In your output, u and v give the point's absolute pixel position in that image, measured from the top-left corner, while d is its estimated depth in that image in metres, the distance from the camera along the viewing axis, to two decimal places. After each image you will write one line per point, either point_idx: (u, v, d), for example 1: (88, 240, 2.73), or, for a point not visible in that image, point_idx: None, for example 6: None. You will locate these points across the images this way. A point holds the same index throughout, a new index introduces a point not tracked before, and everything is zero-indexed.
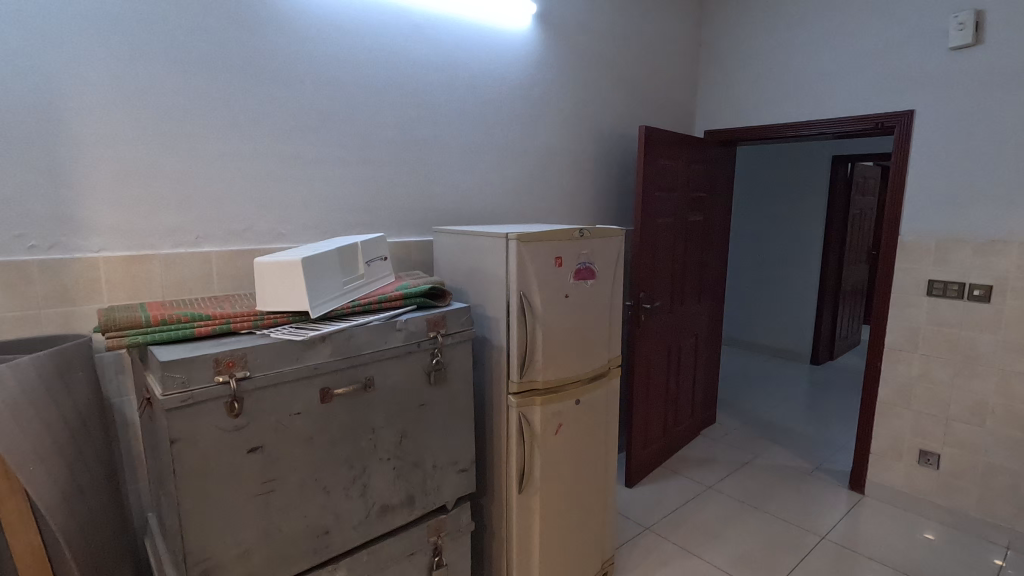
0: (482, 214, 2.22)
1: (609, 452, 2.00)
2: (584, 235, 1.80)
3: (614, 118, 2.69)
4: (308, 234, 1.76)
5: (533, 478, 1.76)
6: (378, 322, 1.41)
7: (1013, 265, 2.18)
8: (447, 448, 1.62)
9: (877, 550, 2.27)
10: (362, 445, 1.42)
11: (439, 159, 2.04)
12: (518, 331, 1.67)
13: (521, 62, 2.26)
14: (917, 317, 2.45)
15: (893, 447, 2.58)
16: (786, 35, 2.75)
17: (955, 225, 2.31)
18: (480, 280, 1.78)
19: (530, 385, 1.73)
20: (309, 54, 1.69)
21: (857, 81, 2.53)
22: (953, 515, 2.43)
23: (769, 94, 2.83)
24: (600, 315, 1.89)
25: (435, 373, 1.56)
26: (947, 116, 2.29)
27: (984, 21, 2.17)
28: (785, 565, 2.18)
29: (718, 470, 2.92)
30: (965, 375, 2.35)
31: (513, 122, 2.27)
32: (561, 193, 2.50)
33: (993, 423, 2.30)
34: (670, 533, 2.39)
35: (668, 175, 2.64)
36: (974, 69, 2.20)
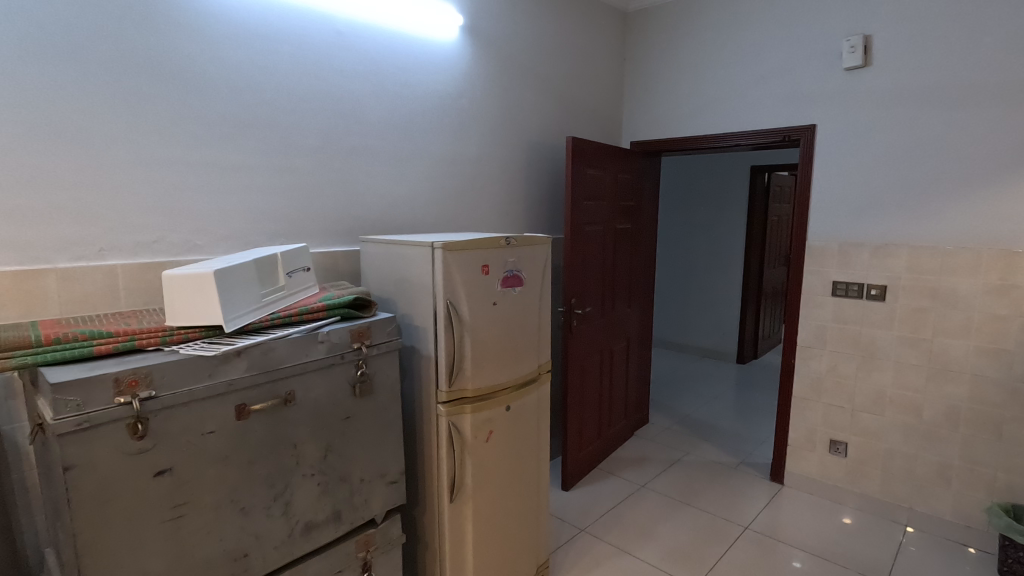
0: (411, 223, 2.21)
1: (541, 456, 2.03)
2: (511, 243, 1.83)
3: (542, 128, 2.75)
4: (226, 246, 1.69)
5: (464, 485, 1.76)
6: (298, 335, 1.38)
7: (903, 266, 2.40)
8: (376, 460, 1.60)
9: (796, 537, 2.40)
10: (282, 461, 1.37)
11: (365, 168, 2.03)
12: (445, 339, 1.67)
13: (447, 70, 2.27)
14: (824, 316, 2.64)
15: (808, 439, 2.76)
16: (702, 51, 2.90)
17: (854, 230, 2.51)
18: (407, 289, 1.77)
19: (459, 393, 1.73)
20: (222, 57, 1.63)
21: (766, 96, 2.70)
22: (861, 499, 2.62)
23: (688, 107, 2.98)
24: (529, 322, 1.92)
25: (361, 385, 1.54)
26: (843, 131, 2.49)
27: (871, 45, 2.38)
28: (711, 556, 2.28)
29: (651, 468, 3.02)
30: (866, 368, 2.55)
31: (440, 131, 2.28)
32: (491, 202, 2.54)
33: (891, 411, 2.50)
34: (604, 532, 2.44)
35: (597, 184, 2.72)
36: (865, 88, 2.41)
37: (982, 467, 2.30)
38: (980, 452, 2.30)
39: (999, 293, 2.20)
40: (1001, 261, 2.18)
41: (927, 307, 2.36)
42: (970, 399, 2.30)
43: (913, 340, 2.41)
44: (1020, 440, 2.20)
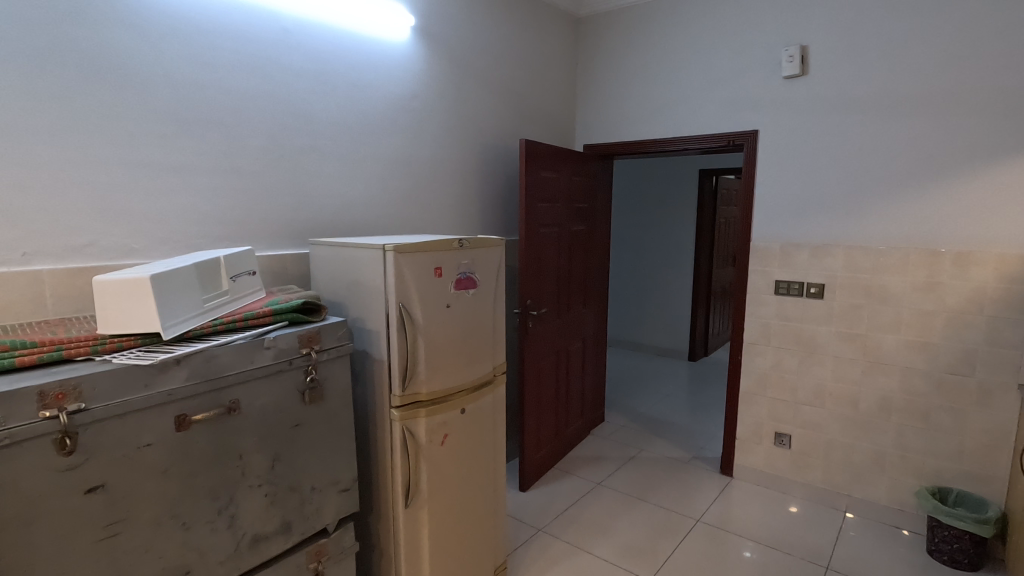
0: (362, 225, 2.17)
1: (497, 458, 2.04)
2: (464, 246, 1.82)
3: (496, 130, 2.76)
4: (165, 249, 1.62)
5: (419, 490, 1.74)
6: (243, 341, 1.33)
7: (839, 265, 2.53)
8: (327, 468, 1.56)
9: (745, 528, 2.49)
10: (228, 473, 1.32)
11: (315, 169, 1.98)
12: (398, 342, 1.65)
13: (399, 71, 2.25)
14: (768, 313, 2.75)
15: (755, 432, 2.86)
16: (651, 57, 2.97)
17: (794, 231, 2.63)
18: (359, 292, 1.74)
19: (413, 397, 1.72)
20: (160, 52, 1.56)
21: (712, 102, 2.80)
22: (804, 488, 2.74)
23: (638, 111, 3.05)
24: (483, 324, 1.92)
25: (310, 392, 1.50)
26: (784, 136, 2.61)
27: (808, 55, 2.51)
28: (665, 550, 2.33)
29: (607, 466, 3.07)
30: (808, 363, 2.67)
31: (393, 132, 2.25)
32: (445, 204, 2.53)
33: (831, 404, 2.63)
34: (561, 531, 2.46)
35: (551, 186, 2.75)
36: (803, 96, 2.53)
37: (912, 454, 2.45)
38: (910, 440, 2.45)
39: (925, 289, 2.35)
40: (926, 259, 2.33)
41: (861, 304, 2.50)
42: (901, 389, 2.44)
43: (850, 336, 2.54)
44: (945, 427, 2.36)
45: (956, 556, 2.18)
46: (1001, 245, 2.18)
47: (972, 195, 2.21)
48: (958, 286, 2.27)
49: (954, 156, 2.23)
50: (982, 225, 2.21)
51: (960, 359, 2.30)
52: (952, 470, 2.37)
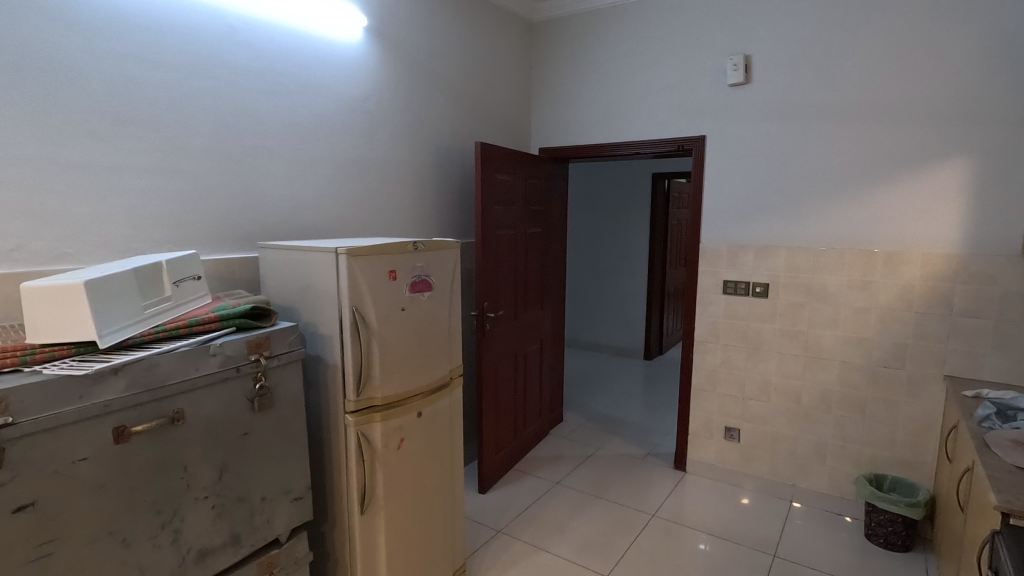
0: (315, 229, 2.13)
1: (454, 461, 2.04)
2: (418, 249, 1.82)
3: (451, 133, 2.76)
4: (102, 253, 1.55)
5: (375, 496, 1.72)
6: (186, 348, 1.29)
7: (781, 266, 2.65)
8: (278, 477, 1.53)
9: (697, 520, 2.56)
10: (172, 486, 1.27)
11: (264, 170, 1.93)
12: (352, 347, 1.63)
13: (352, 71, 2.22)
14: (717, 312, 2.85)
15: (706, 427, 2.96)
16: (604, 62, 3.03)
17: (740, 233, 2.74)
18: (311, 297, 1.71)
19: (368, 402, 1.69)
20: (94, 47, 1.49)
21: (661, 108, 2.88)
22: (753, 480, 2.84)
23: (592, 116, 3.10)
24: (439, 328, 1.92)
25: (260, 399, 1.46)
26: (729, 142, 2.71)
27: (750, 65, 2.62)
28: (622, 546, 2.38)
29: (565, 465, 3.11)
30: (754, 359, 2.78)
31: (346, 134, 2.22)
32: (400, 207, 2.51)
33: (775, 398, 2.74)
34: (520, 532, 2.48)
35: (507, 189, 2.77)
36: (747, 103, 2.64)
37: (850, 444, 2.58)
38: (848, 430, 2.58)
39: (859, 288, 2.48)
40: (860, 259, 2.47)
41: (802, 302, 2.62)
42: (839, 382, 2.57)
43: (793, 332, 2.66)
44: (879, 417, 2.50)
45: (891, 538, 2.31)
46: (926, 246, 2.33)
47: (901, 198, 2.36)
48: (889, 284, 2.42)
49: (884, 163, 2.37)
50: (910, 226, 2.36)
51: (892, 352, 2.45)
52: (886, 458, 2.51)
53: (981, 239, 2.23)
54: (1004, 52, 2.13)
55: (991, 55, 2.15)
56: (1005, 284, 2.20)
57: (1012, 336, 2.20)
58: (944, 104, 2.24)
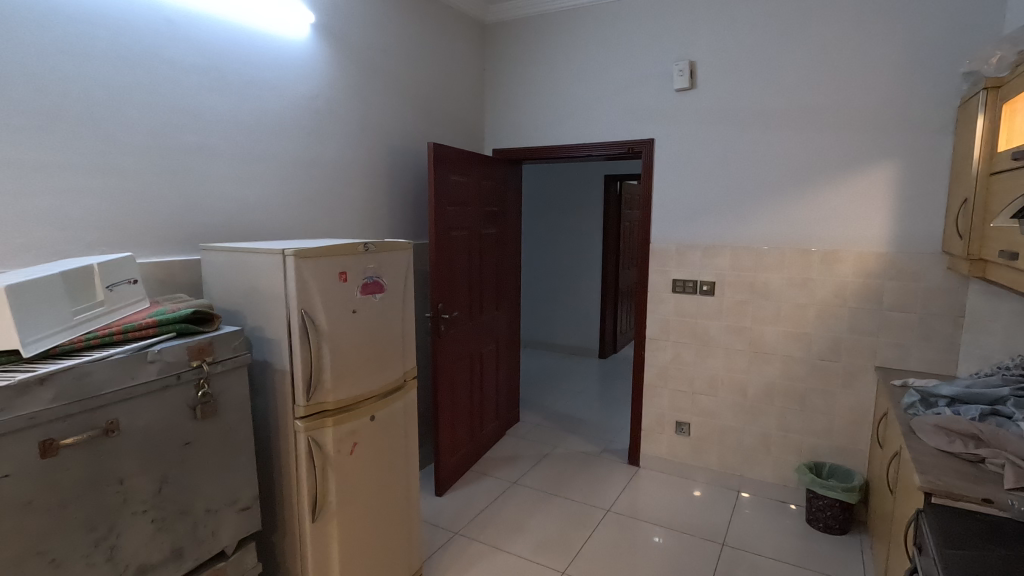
0: (261, 230, 2.07)
1: (410, 464, 2.02)
2: (370, 250, 1.79)
3: (403, 133, 2.73)
4: (28, 256, 1.45)
5: (328, 502, 1.69)
6: (121, 356, 1.23)
7: (727, 264, 2.75)
8: (223, 487, 1.47)
9: (651, 513, 2.63)
10: (107, 500, 1.21)
11: (206, 169, 1.86)
12: (301, 351, 1.60)
13: (299, 69, 2.17)
14: (667, 310, 2.93)
15: (658, 422, 3.04)
16: (556, 65, 3.07)
17: (688, 234, 2.83)
18: (257, 300, 1.66)
19: (319, 406, 1.66)
20: (16, 38, 1.40)
21: (612, 111, 2.94)
22: (703, 472, 2.94)
23: (544, 117, 3.13)
24: (392, 329, 1.89)
25: (202, 407, 1.41)
26: (676, 145, 2.80)
27: (695, 71, 2.71)
28: (578, 541, 2.42)
29: (522, 465, 3.13)
30: (702, 355, 2.87)
31: (294, 132, 2.17)
32: (351, 207, 2.47)
33: (723, 392, 2.85)
34: (478, 533, 2.48)
35: (460, 190, 2.76)
36: (693, 108, 2.73)
37: (792, 434, 2.71)
38: (790, 421, 2.71)
39: (799, 285, 2.61)
40: (799, 258, 2.59)
41: (747, 299, 2.73)
42: (781, 376, 2.70)
43: (738, 329, 2.77)
44: (819, 408, 2.63)
45: (830, 522, 2.44)
46: (858, 245, 2.48)
47: (834, 200, 2.50)
48: (825, 281, 2.55)
49: (819, 166, 2.51)
50: (843, 226, 2.50)
51: (828, 346, 2.58)
52: (825, 446, 2.65)
53: (907, 238, 2.39)
54: (924, 65, 2.29)
55: (913, 67, 2.31)
56: (928, 280, 2.36)
57: (935, 328, 2.37)
58: (871, 111, 2.39)
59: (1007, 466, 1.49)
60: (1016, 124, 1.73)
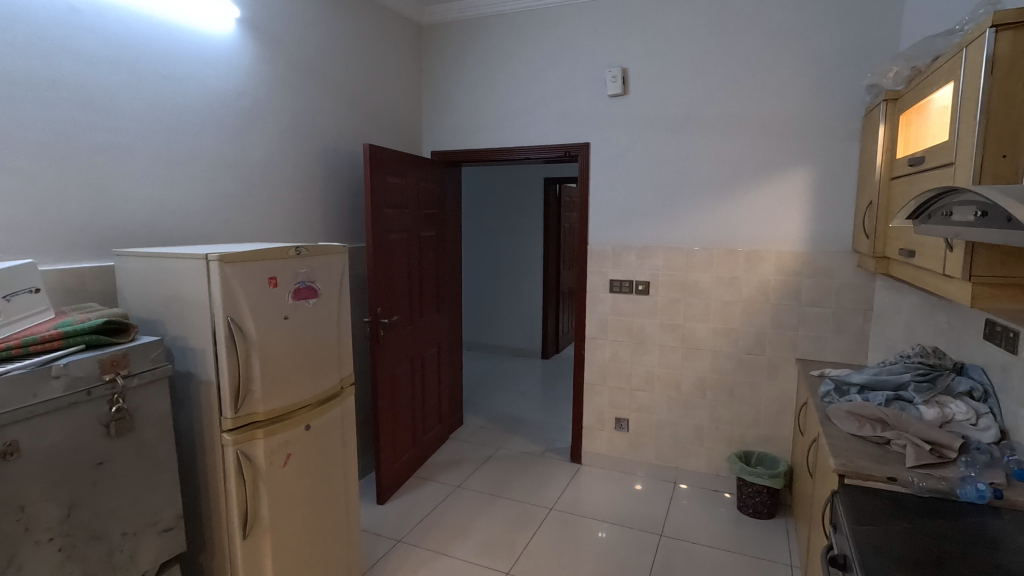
0: (183, 233, 1.96)
1: (348, 472, 1.96)
2: (301, 254, 1.73)
3: (337, 134, 2.66)
4: None
5: (260, 517, 1.62)
6: (21, 372, 1.13)
7: (660, 265, 2.85)
8: (141, 509, 1.38)
9: (592, 509, 2.68)
10: (5, 530, 1.10)
11: (119, 169, 1.74)
12: (227, 360, 1.52)
13: (222, 65, 2.07)
14: (605, 310, 3.01)
15: (598, 419, 3.11)
16: (493, 68, 3.08)
17: (623, 235, 2.91)
18: (180, 308, 1.57)
19: (248, 418, 1.59)
20: None
21: (548, 115, 2.98)
22: (641, 466, 3.03)
23: (482, 120, 3.14)
24: (327, 336, 1.84)
25: (117, 424, 1.32)
26: (610, 149, 2.88)
27: (627, 77, 2.80)
28: (522, 541, 2.43)
29: (466, 468, 3.11)
30: (639, 353, 2.96)
31: (217, 131, 2.06)
32: (282, 210, 2.38)
33: (659, 388, 2.95)
34: (421, 539, 2.45)
35: (398, 192, 2.72)
36: (625, 113, 2.82)
37: (723, 425, 2.84)
38: (721, 413, 2.84)
39: (726, 283, 2.74)
40: (726, 258, 2.72)
41: (679, 297, 2.84)
42: (712, 370, 2.82)
43: (672, 326, 2.88)
44: (746, 399, 2.78)
45: (758, 508, 2.58)
46: (779, 244, 2.63)
47: (757, 202, 2.64)
48: (750, 279, 2.69)
49: (743, 170, 2.64)
50: (765, 227, 2.65)
51: (753, 340, 2.73)
52: (752, 436, 2.79)
53: (821, 238, 2.56)
54: (833, 77, 2.46)
55: (824, 79, 2.48)
56: (839, 277, 2.54)
57: (847, 321, 2.56)
58: (788, 119, 2.55)
59: (910, 446, 1.62)
60: (912, 133, 1.89)
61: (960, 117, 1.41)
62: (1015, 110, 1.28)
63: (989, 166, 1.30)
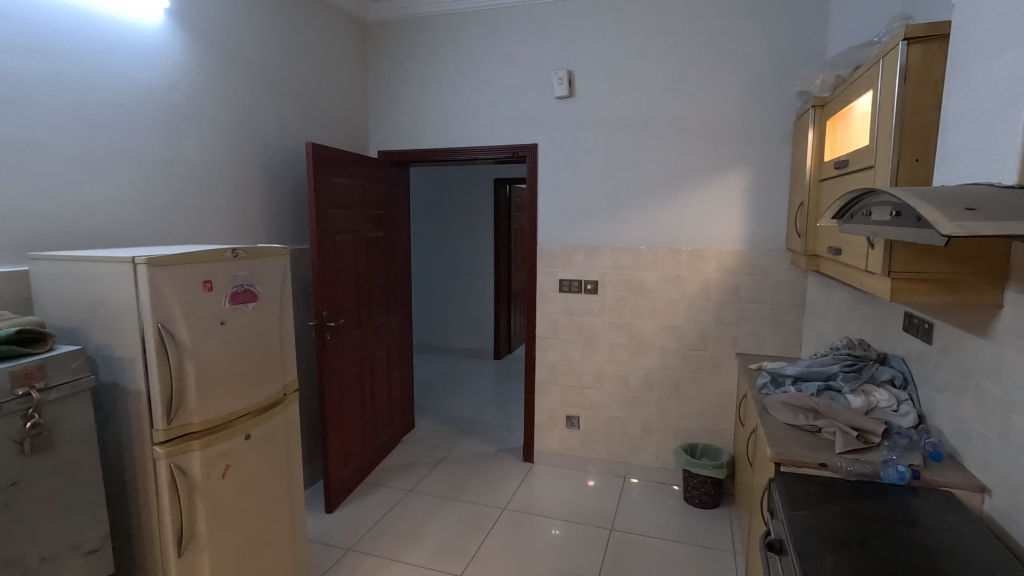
0: (109, 235, 1.85)
1: (293, 481, 1.90)
2: (238, 256, 1.66)
3: (278, 132, 2.57)
4: None
5: (197, 533, 1.54)
6: None
7: (607, 264, 2.91)
8: (63, 530, 1.29)
9: (545, 507, 2.71)
10: None
11: (35, 167, 1.62)
12: (158, 369, 1.44)
13: (151, 58, 1.97)
14: (555, 309, 3.04)
15: (550, 418, 3.14)
16: (440, 68, 3.06)
17: (571, 235, 2.95)
18: (104, 315, 1.48)
19: (182, 430, 1.51)
20: None
21: (496, 115, 2.99)
22: (593, 463, 3.08)
23: (430, 120, 3.11)
24: (268, 341, 1.78)
25: (33, 441, 1.22)
26: (557, 150, 2.91)
27: (573, 79, 2.84)
28: (475, 543, 2.43)
29: (418, 472, 3.07)
30: (588, 351, 3.01)
31: (147, 127, 1.96)
32: (219, 210, 2.28)
33: (608, 385, 3.00)
34: (372, 546, 2.40)
35: (343, 192, 2.65)
36: (572, 115, 2.86)
37: (670, 419, 2.92)
38: (668, 408, 2.92)
39: (671, 281, 2.82)
40: (670, 257, 2.80)
41: (626, 296, 2.91)
42: (658, 366, 2.90)
43: (620, 324, 2.94)
44: (691, 393, 2.87)
45: (703, 498, 2.67)
46: (720, 243, 2.73)
47: (698, 203, 2.73)
48: (693, 277, 2.78)
49: (685, 172, 2.73)
50: (706, 227, 2.74)
51: (697, 337, 2.82)
52: (697, 429, 2.89)
53: (758, 238, 2.68)
54: (766, 84, 2.58)
55: (758, 86, 2.59)
56: (775, 274, 2.67)
57: (782, 316, 2.69)
58: (726, 123, 2.65)
59: (839, 433, 1.72)
60: (838, 138, 1.99)
61: (878, 123, 1.51)
62: (926, 117, 1.38)
63: (904, 168, 1.40)
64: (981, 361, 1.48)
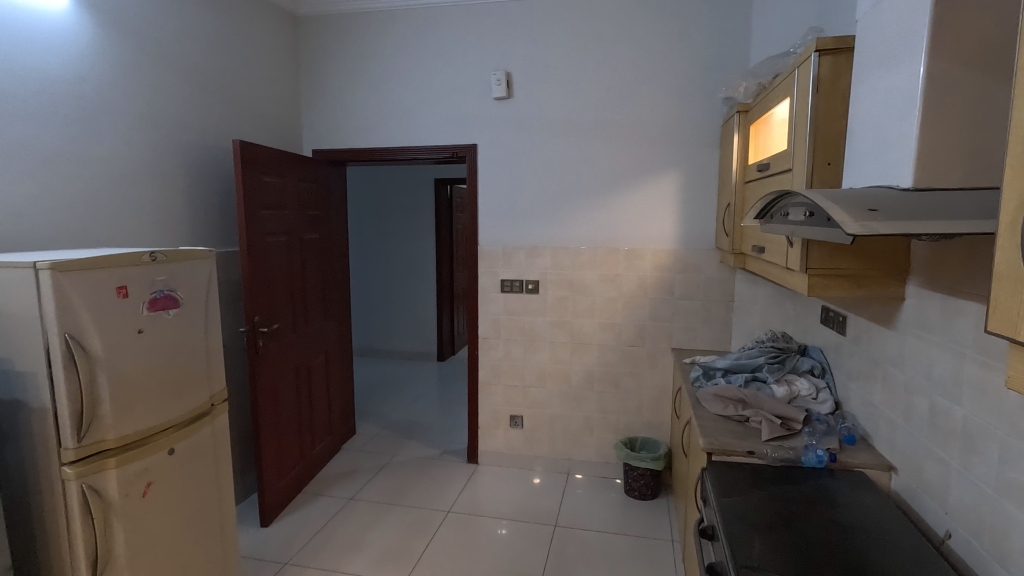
0: (7, 238, 1.69)
1: (223, 494, 1.81)
2: (158, 260, 1.56)
3: (203, 128, 2.44)
4: None
5: (114, 557, 1.44)
6: None
7: (547, 264, 2.94)
8: None
9: (490, 507, 2.71)
10: None
11: None
12: (66, 382, 1.33)
13: (56, 46, 1.82)
14: (497, 310, 3.04)
15: (494, 418, 3.14)
16: (376, 65, 2.99)
17: (512, 235, 2.97)
18: (3, 325, 1.35)
19: (95, 447, 1.40)
20: None
21: (435, 114, 2.96)
22: (537, 460, 3.11)
23: (367, 118, 3.04)
24: (192, 349, 1.68)
25: None
26: (497, 151, 2.92)
27: (512, 81, 2.85)
28: (419, 547, 2.40)
29: (360, 479, 3.00)
30: (531, 350, 3.04)
31: (52, 121, 1.81)
32: (138, 210, 2.14)
33: (550, 383, 3.04)
34: (311, 558, 2.32)
35: (275, 192, 2.55)
36: (511, 116, 2.88)
37: (610, 415, 2.99)
38: (608, 404, 2.99)
39: (610, 280, 2.89)
40: (608, 256, 2.87)
41: (566, 295, 2.95)
42: (599, 363, 2.96)
43: (561, 323, 2.98)
44: (630, 389, 2.95)
45: (643, 490, 2.75)
46: (655, 243, 2.82)
47: (634, 204, 2.81)
48: (630, 276, 2.86)
49: (621, 173, 2.80)
50: (642, 227, 2.83)
51: (635, 333, 2.90)
52: (637, 423, 2.97)
53: (690, 237, 2.79)
54: (696, 89, 2.69)
55: (687, 91, 2.70)
56: (706, 272, 2.79)
57: (714, 312, 2.81)
58: (659, 126, 2.74)
59: (765, 422, 1.82)
60: (760, 143, 2.11)
61: (794, 128, 1.60)
62: (836, 124, 1.48)
63: (818, 171, 1.50)
64: (887, 350, 1.60)
